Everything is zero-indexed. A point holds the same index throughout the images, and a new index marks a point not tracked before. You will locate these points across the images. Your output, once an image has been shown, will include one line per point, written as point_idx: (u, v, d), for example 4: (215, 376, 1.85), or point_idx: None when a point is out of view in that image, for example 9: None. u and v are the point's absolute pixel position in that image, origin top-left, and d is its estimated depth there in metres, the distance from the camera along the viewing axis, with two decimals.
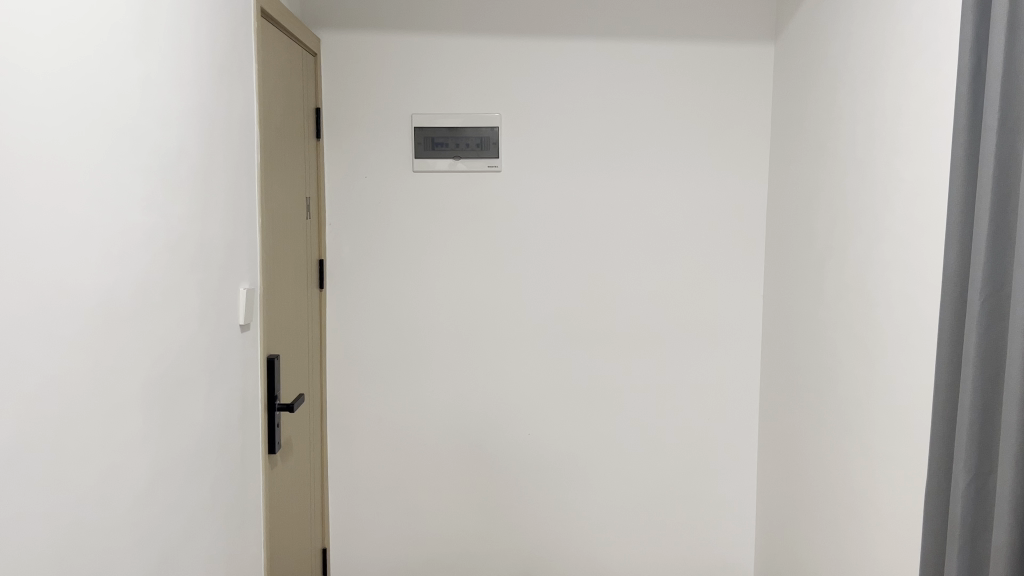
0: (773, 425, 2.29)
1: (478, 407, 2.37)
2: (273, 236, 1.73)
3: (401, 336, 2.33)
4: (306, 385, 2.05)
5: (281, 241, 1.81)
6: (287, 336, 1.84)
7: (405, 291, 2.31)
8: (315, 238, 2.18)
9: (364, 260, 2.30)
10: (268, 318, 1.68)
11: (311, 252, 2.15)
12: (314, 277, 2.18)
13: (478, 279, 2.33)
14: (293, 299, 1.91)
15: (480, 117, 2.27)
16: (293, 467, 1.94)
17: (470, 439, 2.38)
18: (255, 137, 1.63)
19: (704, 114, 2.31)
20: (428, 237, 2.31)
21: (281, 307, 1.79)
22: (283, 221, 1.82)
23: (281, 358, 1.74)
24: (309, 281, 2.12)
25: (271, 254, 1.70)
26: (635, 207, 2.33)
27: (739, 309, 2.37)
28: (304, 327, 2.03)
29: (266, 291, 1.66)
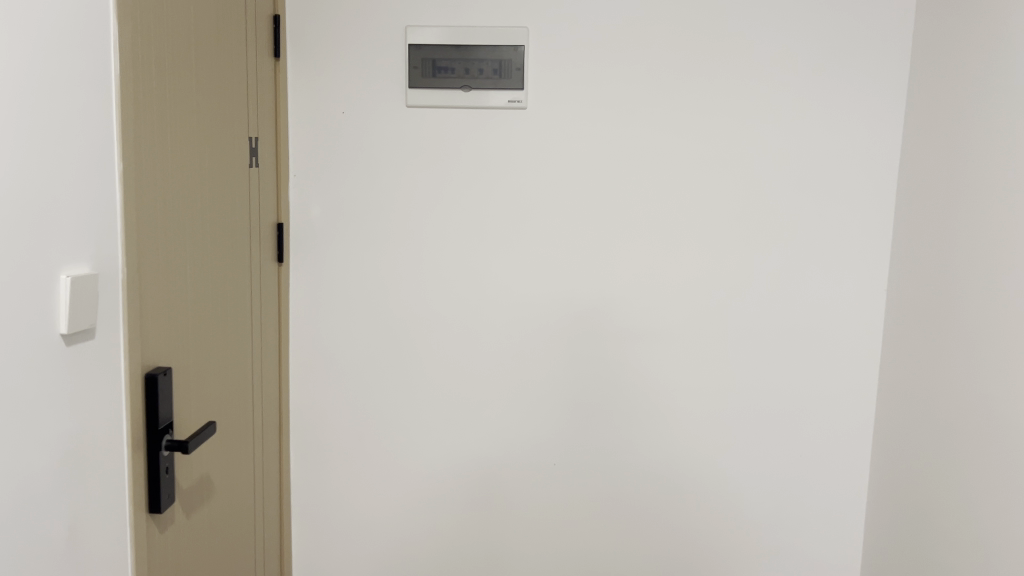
0: (896, 470, 1.65)
1: (490, 423, 1.78)
2: (158, 196, 1.13)
3: (387, 329, 1.75)
4: (241, 400, 1.48)
5: (183, 203, 1.21)
6: (192, 340, 1.26)
7: (393, 268, 1.73)
8: (267, 194, 1.60)
9: (340, 224, 1.71)
10: (141, 321, 1.10)
11: (259, 213, 1.56)
12: (265, 248, 1.60)
13: (493, 255, 1.73)
14: (212, 284, 1.33)
15: (500, 32, 1.65)
16: (209, 519, 1.38)
17: (479, 466, 1.80)
18: (119, 36, 1.02)
19: (814, 33, 1.65)
20: (427, 196, 1.71)
21: (181, 300, 1.21)
22: (188, 174, 1.23)
23: (169, 371, 1.16)
24: (255, 254, 1.54)
25: (148, 225, 1.11)
26: (709, 162, 1.69)
27: (846, 305, 1.73)
28: (238, 323, 1.45)
29: (137, 283, 1.07)
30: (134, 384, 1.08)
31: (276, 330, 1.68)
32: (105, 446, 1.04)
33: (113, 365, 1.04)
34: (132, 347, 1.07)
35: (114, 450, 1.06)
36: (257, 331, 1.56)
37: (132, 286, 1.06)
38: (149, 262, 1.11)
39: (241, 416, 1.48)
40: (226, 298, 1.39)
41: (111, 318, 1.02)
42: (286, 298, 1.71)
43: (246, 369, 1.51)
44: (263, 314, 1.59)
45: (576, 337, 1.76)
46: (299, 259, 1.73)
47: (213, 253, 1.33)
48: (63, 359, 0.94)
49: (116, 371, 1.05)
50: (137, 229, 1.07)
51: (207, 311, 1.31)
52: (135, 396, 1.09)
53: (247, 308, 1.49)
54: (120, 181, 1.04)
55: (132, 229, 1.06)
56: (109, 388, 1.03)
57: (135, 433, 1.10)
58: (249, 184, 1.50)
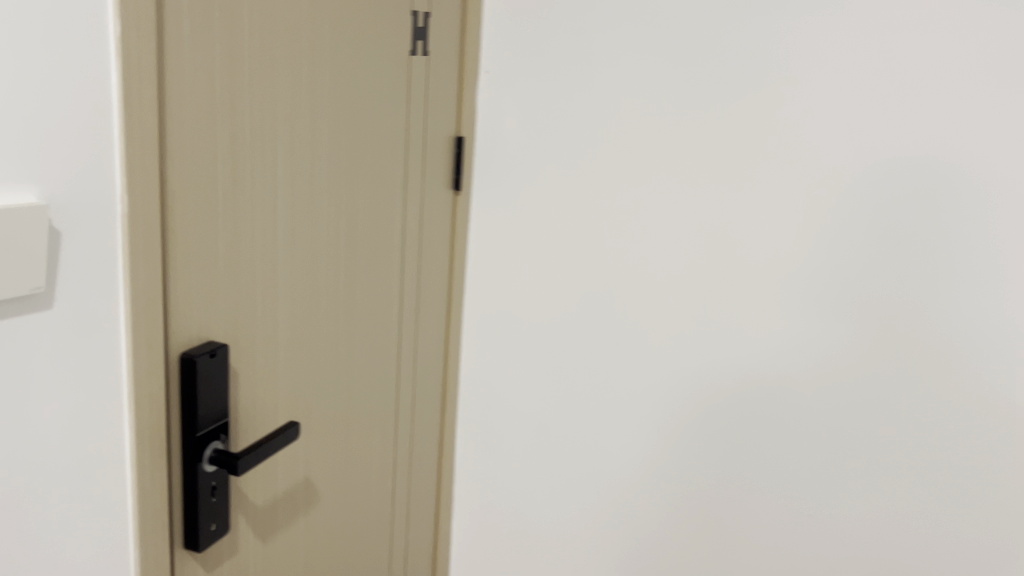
0: None
1: (706, 457, 1.17)
2: (201, 91, 0.72)
3: (577, 294, 1.22)
4: (367, 383, 1.08)
5: (259, 104, 0.80)
6: (276, 306, 0.86)
7: (604, 214, 1.17)
8: (436, 94, 1.15)
9: (533, 143, 1.21)
10: (164, 285, 0.71)
11: (423, 122, 1.12)
12: (430, 170, 1.16)
13: (756, 207, 1.07)
14: (323, 226, 0.92)
15: None
16: (307, 540, 1.00)
17: (684, 516, 1.20)
18: None
19: None
20: (650, 103, 1.11)
21: (251, 247, 0.81)
22: (274, 59, 0.81)
23: (226, 351, 0.78)
24: (412, 180, 1.11)
25: (179, 135, 0.70)
26: (948, 74, 0.93)
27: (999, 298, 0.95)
28: (371, 275, 1.04)
29: (154, 227, 0.68)
30: (152, 377, 0.70)
31: (443, 278, 1.26)
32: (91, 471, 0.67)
33: (99, 353, 0.66)
34: (138, 320, 0.68)
35: (112, 475, 0.69)
36: (406, 286, 1.14)
37: (136, 232, 0.66)
38: (179, 188, 0.71)
39: (361, 403, 1.07)
40: (343, 241, 0.96)
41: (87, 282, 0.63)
42: (460, 238, 1.27)
43: (384, 335, 1.10)
44: (417, 260, 1.16)
45: (885, 365, 1.02)
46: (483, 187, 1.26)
47: (326, 179, 0.91)
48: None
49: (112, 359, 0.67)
50: (154, 140, 0.67)
51: (308, 263, 0.90)
52: (157, 392, 0.71)
53: (388, 252, 1.07)
54: (117, 55, 0.63)
55: (141, 143, 0.66)
56: (90, 389, 0.65)
57: (158, 444, 0.72)
58: (407, 78, 1.06)
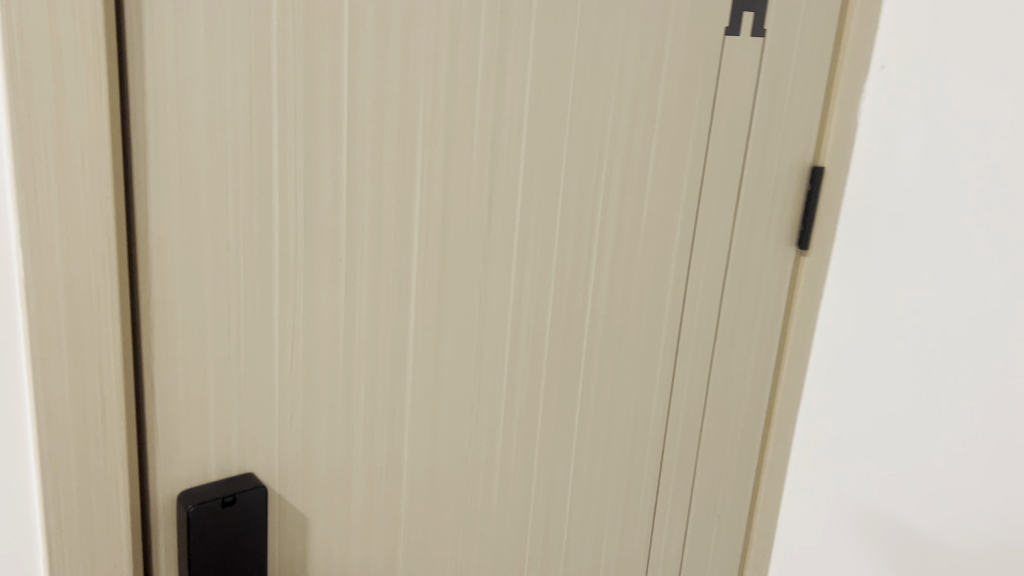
0: None
1: None
2: (224, 86, 0.42)
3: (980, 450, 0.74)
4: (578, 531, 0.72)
5: (363, 109, 0.47)
6: (394, 423, 0.55)
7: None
8: (778, 97, 0.72)
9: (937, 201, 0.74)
10: (125, 400, 0.43)
11: (741, 149, 0.71)
12: (745, 215, 0.75)
13: None
14: (498, 302, 0.58)
15: None
16: None
17: None
18: None
19: None
20: None
21: (343, 336, 0.51)
22: (401, 34, 0.48)
23: (261, 490, 0.49)
24: (702, 237, 0.71)
25: (167, 160, 0.42)
26: None
27: None
28: (596, 373, 0.68)
29: (97, 315, 0.40)
30: (93, 546, 0.43)
31: (757, 374, 0.84)
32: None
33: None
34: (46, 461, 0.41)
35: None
36: (673, 385, 0.76)
37: (47, 327, 0.39)
38: (168, 243, 0.43)
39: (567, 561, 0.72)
40: (540, 333, 0.62)
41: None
42: (796, 316, 0.83)
43: (621, 455, 0.73)
44: (698, 348, 0.77)
45: None
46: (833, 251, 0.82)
47: (512, 229, 0.57)
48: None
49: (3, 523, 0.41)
50: (90, 169, 0.38)
51: (465, 358, 0.58)
52: (108, 565, 0.44)
53: (638, 340, 0.70)
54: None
55: (54, 177, 0.37)
56: None
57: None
58: (711, 73, 0.66)
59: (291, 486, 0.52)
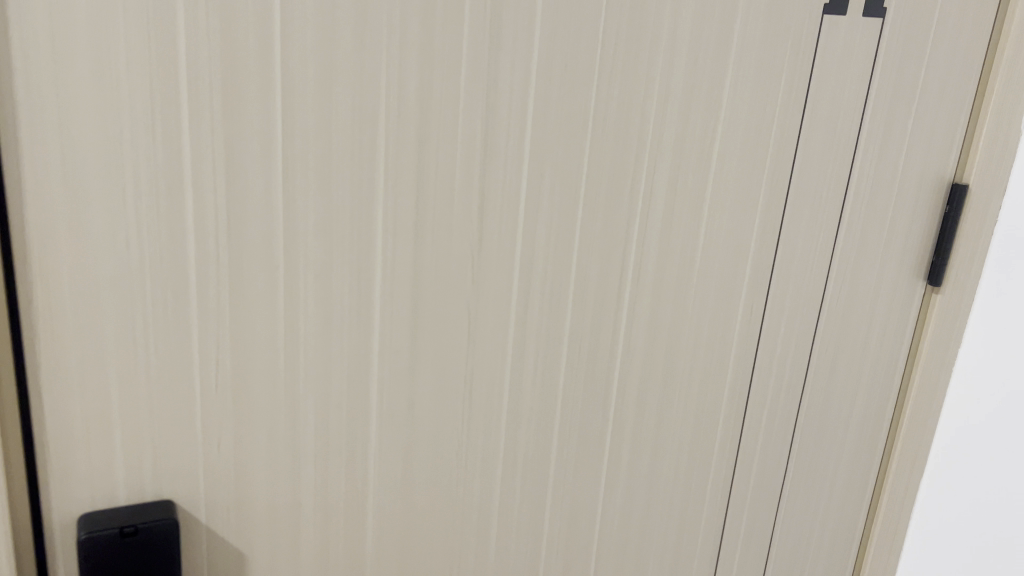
0: None
1: None
2: (115, 58, 0.36)
3: None
4: None
5: (303, 92, 0.40)
6: (354, 454, 0.48)
7: None
8: (902, 96, 0.57)
9: None
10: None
11: (844, 159, 0.57)
12: (851, 241, 0.60)
13: None
14: (492, 328, 0.49)
15: None
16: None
17: None
18: None
19: None
20: None
21: (284, 355, 0.44)
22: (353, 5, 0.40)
23: (175, 524, 0.43)
24: (784, 264, 0.58)
25: (45, 143, 0.36)
26: None
27: None
28: (632, 418, 0.57)
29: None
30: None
31: (866, 435, 0.68)
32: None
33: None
34: None
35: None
36: (744, 441, 0.63)
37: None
38: (52, 240, 0.37)
39: None
40: (552, 368, 0.52)
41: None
42: (922, 369, 0.67)
43: (668, 516, 0.62)
44: (781, 399, 0.63)
45: None
46: (979, 292, 0.64)
47: (513, 243, 0.48)
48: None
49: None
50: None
51: (448, 388, 0.49)
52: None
53: (691, 382, 0.58)
54: None
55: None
56: None
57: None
58: (802, 62, 0.52)
59: (222, 518, 0.46)
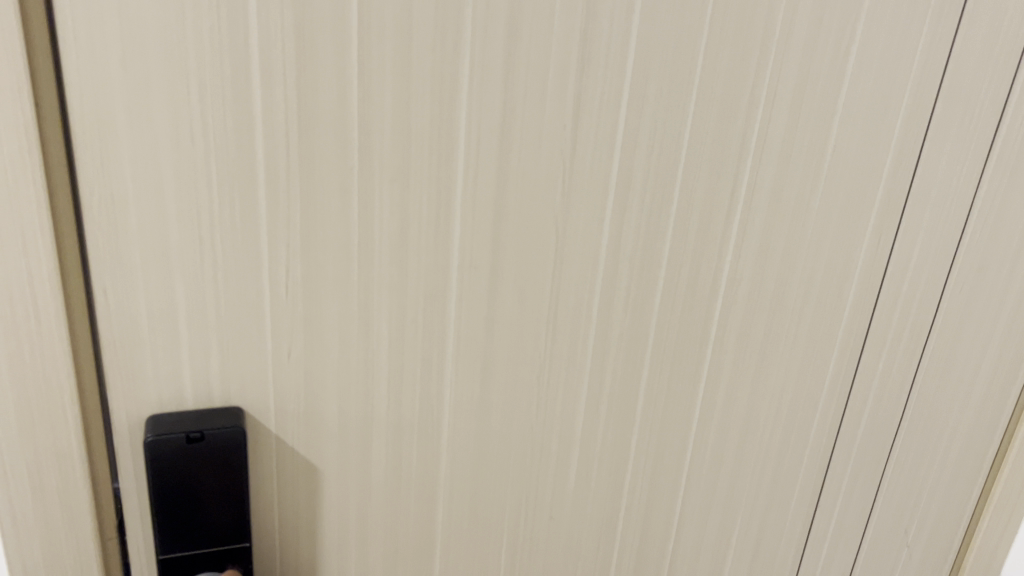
0: None
1: None
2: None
3: None
4: (691, 536, 0.58)
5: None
6: (429, 372, 0.46)
7: None
8: None
9: None
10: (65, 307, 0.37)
11: (1006, 73, 0.49)
12: (1002, 168, 0.53)
13: None
14: (583, 246, 0.45)
15: None
16: None
17: None
18: None
19: None
20: None
21: (358, 264, 0.41)
22: None
23: (242, 432, 0.41)
24: (921, 191, 0.51)
25: (103, 21, 0.33)
26: None
27: None
28: (733, 353, 0.52)
29: (14, 201, 0.34)
30: (36, 462, 0.39)
31: (996, 387, 0.62)
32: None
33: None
34: None
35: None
36: (857, 385, 0.57)
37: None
38: (110, 129, 0.35)
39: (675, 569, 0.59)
40: (647, 292, 0.48)
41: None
42: None
43: (764, 458, 0.57)
44: (903, 340, 0.57)
45: None
46: None
47: (610, 152, 0.43)
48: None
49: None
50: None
51: (531, 308, 0.46)
52: (56, 486, 0.39)
53: (802, 318, 0.53)
54: None
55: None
56: None
57: (70, 567, 0.42)
58: None
59: (291, 428, 0.44)
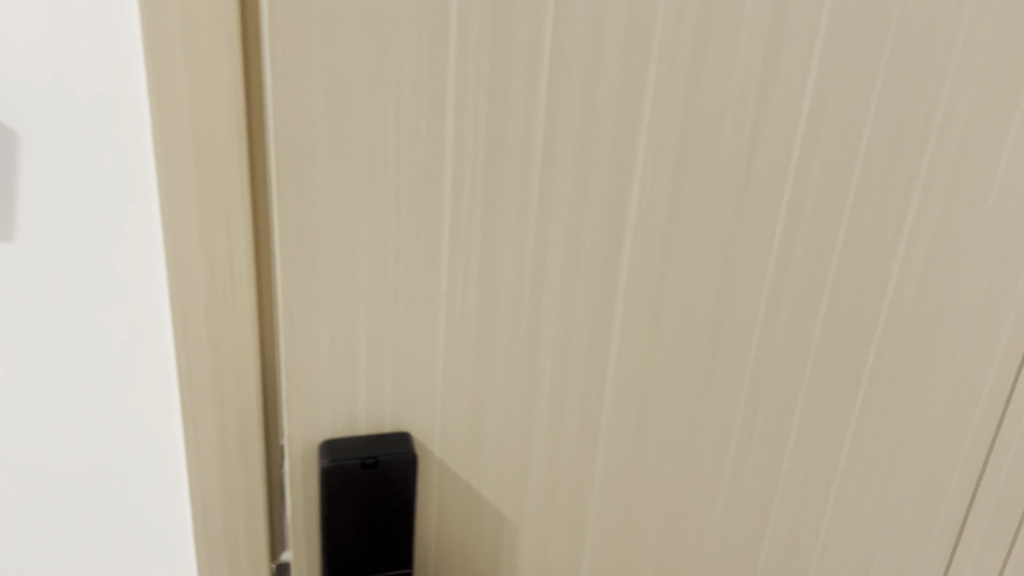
0: None
1: None
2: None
3: None
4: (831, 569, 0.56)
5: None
6: (589, 397, 0.45)
7: None
8: None
9: None
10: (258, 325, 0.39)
11: None
12: None
13: None
14: (747, 271, 0.44)
15: None
16: None
17: None
18: None
19: None
20: None
21: (531, 290, 0.41)
22: None
23: (412, 461, 0.41)
24: None
25: (312, 46, 0.34)
26: None
27: None
28: (887, 381, 0.51)
29: (219, 210, 0.36)
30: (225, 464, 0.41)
31: None
32: (117, 527, 0.44)
33: (107, 340, 0.40)
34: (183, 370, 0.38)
35: (164, 548, 0.45)
36: (1010, 416, 0.55)
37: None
38: (310, 160, 0.35)
39: None
40: (807, 319, 0.47)
41: (53, 224, 0.38)
42: None
43: (911, 490, 0.56)
44: None
45: None
46: None
47: (782, 176, 0.43)
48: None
49: (138, 353, 0.40)
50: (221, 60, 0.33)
51: (693, 336, 0.45)
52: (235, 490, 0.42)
53: (959, 347, 0.51)
54: None
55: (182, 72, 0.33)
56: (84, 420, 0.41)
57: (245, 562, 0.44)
58: None
59: (454, 454, 0.44)
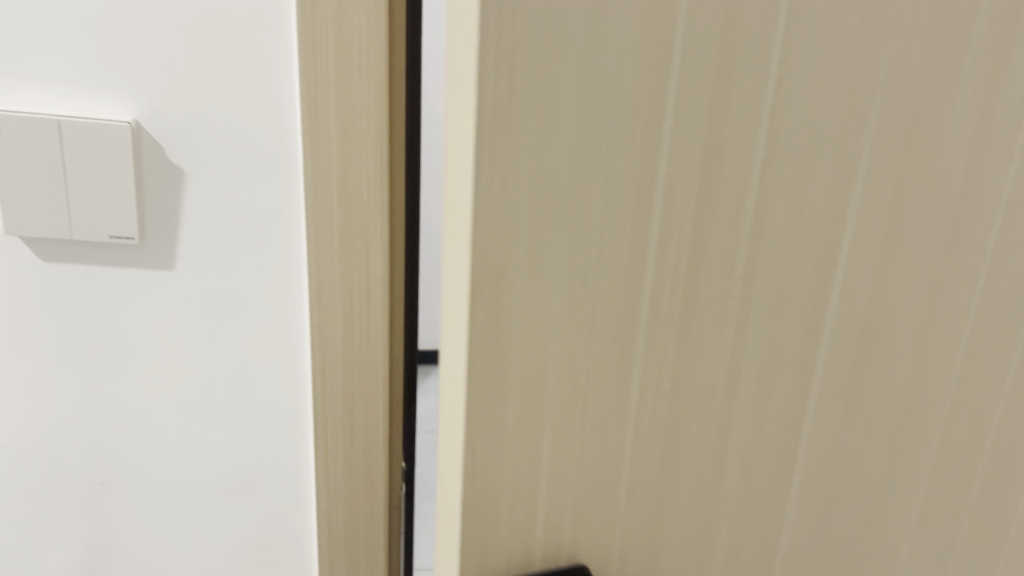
0: None
1: None
2: (608, 26, 0.30)
3: None
4: None
5: (801, 57, 0.32)
6: (772, 497, 0.41)
7: None
8: None
9: None
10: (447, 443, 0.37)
11: None
12: None
13: None
14: (940, 370, 0.39)
15: None
16: None
17: None
18: None
19: None
20: None
21: (722, 396, 0.38)
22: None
23: None
24: None
25: (520, 122, 0.31)
26: None
27: None
28: None
29: (361, 177, 0.56)
30: None
31: None
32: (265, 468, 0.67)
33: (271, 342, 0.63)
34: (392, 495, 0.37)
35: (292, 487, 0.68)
36: None
37: (321, 216, 0.57)
38: (508, 271, 0.33)
39: None
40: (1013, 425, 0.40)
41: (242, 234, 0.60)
42: None
43: None
44: None
45: None
46: None
47: (982, 253, 0.37)
48: (63, 240, 0.59)
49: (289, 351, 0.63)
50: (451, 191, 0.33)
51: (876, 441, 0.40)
52: None
53: None
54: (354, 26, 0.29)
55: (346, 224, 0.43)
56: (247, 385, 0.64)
57: None
58: None
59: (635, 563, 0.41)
